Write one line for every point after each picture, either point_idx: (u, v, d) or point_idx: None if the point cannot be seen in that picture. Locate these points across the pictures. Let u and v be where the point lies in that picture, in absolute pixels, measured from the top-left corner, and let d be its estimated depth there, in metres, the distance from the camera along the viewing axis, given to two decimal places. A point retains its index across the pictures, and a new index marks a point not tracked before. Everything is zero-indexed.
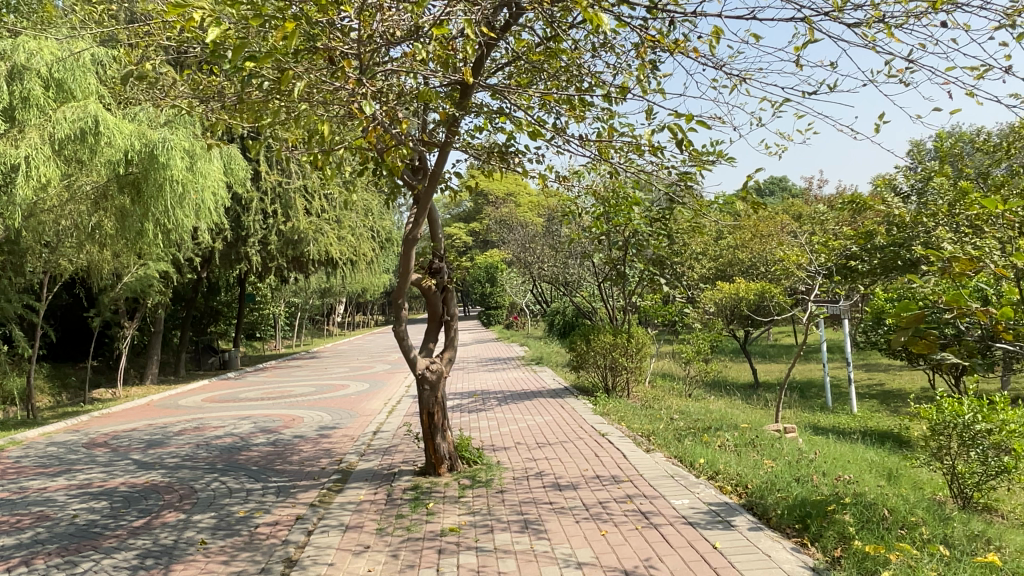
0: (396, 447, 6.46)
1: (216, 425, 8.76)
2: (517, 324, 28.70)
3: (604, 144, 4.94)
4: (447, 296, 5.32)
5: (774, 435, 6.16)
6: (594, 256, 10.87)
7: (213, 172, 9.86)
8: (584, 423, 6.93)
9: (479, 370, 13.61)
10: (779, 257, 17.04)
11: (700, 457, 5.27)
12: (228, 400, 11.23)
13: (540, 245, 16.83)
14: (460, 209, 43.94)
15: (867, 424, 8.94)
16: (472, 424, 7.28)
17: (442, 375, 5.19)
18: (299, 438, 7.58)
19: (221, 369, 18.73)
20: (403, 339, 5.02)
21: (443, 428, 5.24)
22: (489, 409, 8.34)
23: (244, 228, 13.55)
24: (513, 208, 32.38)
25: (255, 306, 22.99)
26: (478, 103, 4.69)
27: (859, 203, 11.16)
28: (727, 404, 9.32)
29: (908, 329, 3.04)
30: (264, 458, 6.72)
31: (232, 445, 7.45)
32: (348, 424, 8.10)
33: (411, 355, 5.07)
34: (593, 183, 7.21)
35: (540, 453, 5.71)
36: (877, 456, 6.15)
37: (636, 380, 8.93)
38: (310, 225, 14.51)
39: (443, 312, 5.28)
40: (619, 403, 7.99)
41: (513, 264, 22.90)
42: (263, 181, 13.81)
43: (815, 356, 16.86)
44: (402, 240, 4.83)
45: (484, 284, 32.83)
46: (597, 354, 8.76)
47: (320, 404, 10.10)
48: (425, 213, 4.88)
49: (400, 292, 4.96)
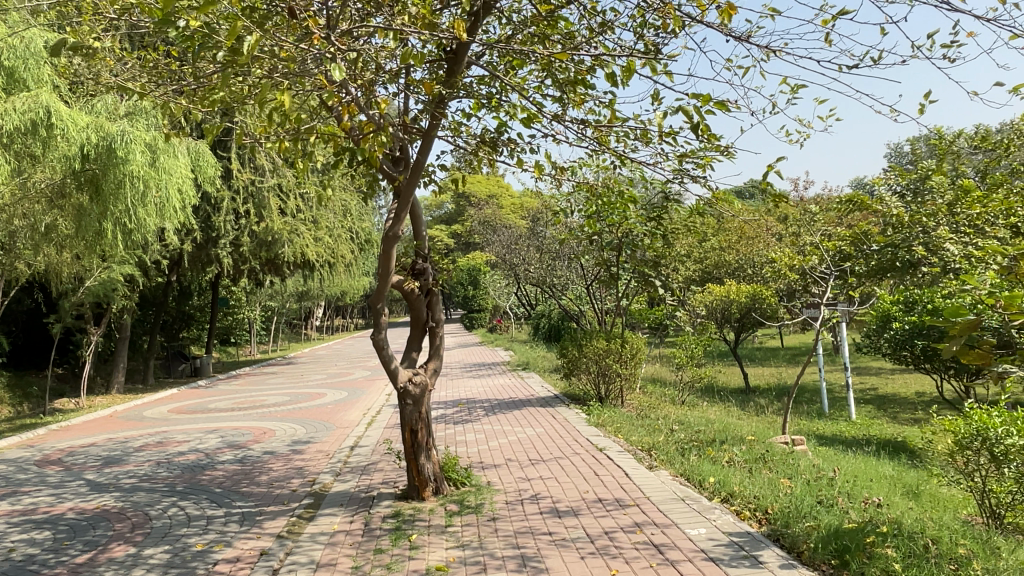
0: (375, 465, 5.92)
1: (180, 439, 8.16)
2: (500, 327, 28.19)
3: (605, 132, 4.46)
4: (432, 300, 4.80)
5: (785, 448, 5.68)
6: (583, 258, 10.40)
7: (178, 168, 9.30)
8: (579, 436, 6.43)
9: (463, 375, 13.11)
10: (769, 259, 16.72)
11: (710, 475, 4.80)
12: (196, 411, 10.60)
13: (525, 246, 16.35)
14: (442, 212, 43.42)
15: (870, 433, 8.55)
16: (457, 438, 6.76)
17: (426, 388, 4.66)
18: (269, 454, 7.01)
19: (193, 376, 18.03)
20: (383, 348, 4.49)
21: (427, 447, 4.71)
22: (476, 420, 7.82)
23: (214, 228, 12.90)
24: (496, 210, 31.95)
25: (229, 310, 22.25)
26: (467, 83, 4.19)
27: (855, 203, 10.82)
28: (725, 413, 8.88)
29: (961, 337, 2.57)
30: (229, 478, 6.14)
31: (195, 463, 6.87)
32: (324, 438, 7.55)
33: (392, 366, 4.54)
34: (586, 179, 6.74)
35: (534, 472, 5.20)
36: (894, 470, 5.72)
37: (630, 388, 8.45)
38: (285, 225, 13.91)
39: (426, 318, 4.76)
40: (614, 413, 7.51)
41: (497, 266, 22.41)
42: (235, 179, 13.17)
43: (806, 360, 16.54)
44: (381, 238, 4.30)
45: (467, 287, 32.31)
46: (589, 360, 8.27)
47: (294, 414, 9.51)
48: (407, 207, 4.36)
49: (379, 296, 4.42)
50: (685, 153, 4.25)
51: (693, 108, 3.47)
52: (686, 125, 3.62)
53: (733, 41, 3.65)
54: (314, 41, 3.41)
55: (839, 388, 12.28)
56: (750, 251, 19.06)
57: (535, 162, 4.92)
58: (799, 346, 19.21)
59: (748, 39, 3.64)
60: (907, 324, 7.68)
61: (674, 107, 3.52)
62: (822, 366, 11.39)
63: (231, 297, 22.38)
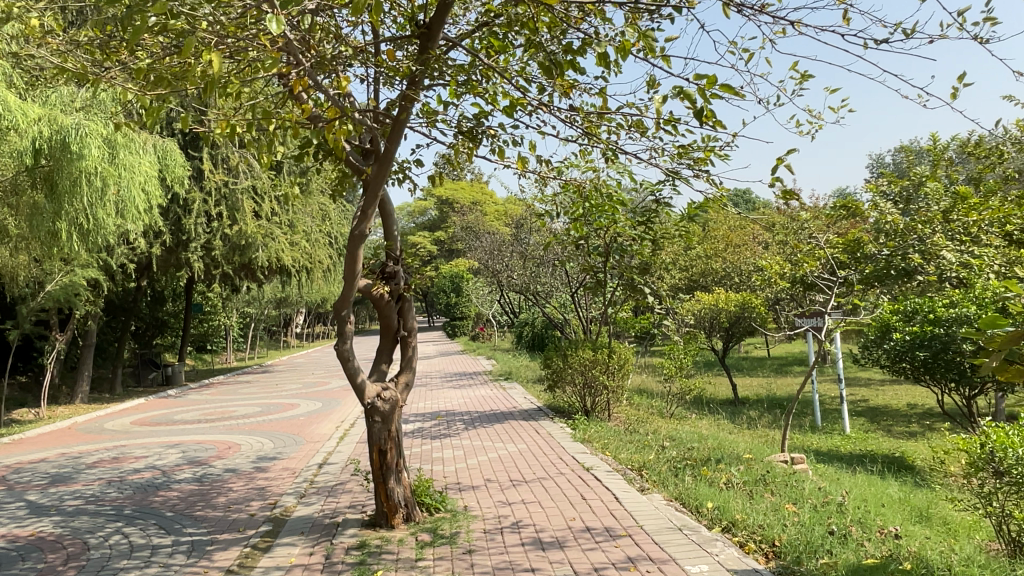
0: (343, 486, 5.44)
1: (137, 455, 7.62)
2: (483, 335, 27.77)
3: (595, 123, 4.07)
4: (404, 306, 4.34)
5: (786, 468, 5.29)
6: (568, 263, 9.98)
7: (140, 164, 8.76)
8: (564, 454, 5.99)
9: (443, 386, 12.62)
10: (759, 267, 16.38)
11: (709, 500, 4.39)
12: (160, 423, 10.03)
13: (508, 252, 15.94)
14: (426, 218, 42.93)
15: (866, 449, 8.20)
16: (434, 455, 6.29)
17: (397, 404, 4.20)
18: (231, 472, 6.50)
19: (164, 385, 17.39)
20: (347, 360, 4.03)
21: (397, 470, 4.25)
22: (455, 435, 7.36)
23: (184, 231, 12.38)
24: (480, 216, 31.58)
25: (203, 316, 21.60)
26: (443, 62, 3.76)
27: (850, 209, 10.49)
28: (716, 427, 8.49)
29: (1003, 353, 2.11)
30: (184, 500, 5.63)
31: (149, 482, 6.35)
32: (292, 454, 7.05)
33: (358, 380, 4.08)
34: (574, 179, 6.32)
35: (515, 495, 4.77)
36: (901, 491, 5.36)
37: (618, 401, 8.03)
38: (260, 229, 13.34)
39: (398, 327, 4.31)
40: (601, 428, 7.08)
41: (480, 273, 21.99)
42: (207, 180, 12.60)
43: (794, 370, 16.25)
44: (347, 237, 3.84)
45: (450, 294, 31.76)
46: (575, 371, 7.85)
47: (262, 427, 8.98)
48: (375, 203, 3.91)
49: (343, 302, 3.95)
50: (684, 145, 3.84)
51: (696, 88, 3.06)
52: (688, 110, 3.21)
53: (741, 17, 3.26)
54: (266, 8, 3.00)
55: (830, 400, 11.94)
56: (737, 259, 18.77)
57: (518, 156, 4.51)
58: (786, 355, 18.97)
59: (757, 15, 3.25)
60: (907, 336, 7.31)
61: (675, 87, 3.10)
62: (814, 378, 11.02)
63: (206, 303, 21.72)
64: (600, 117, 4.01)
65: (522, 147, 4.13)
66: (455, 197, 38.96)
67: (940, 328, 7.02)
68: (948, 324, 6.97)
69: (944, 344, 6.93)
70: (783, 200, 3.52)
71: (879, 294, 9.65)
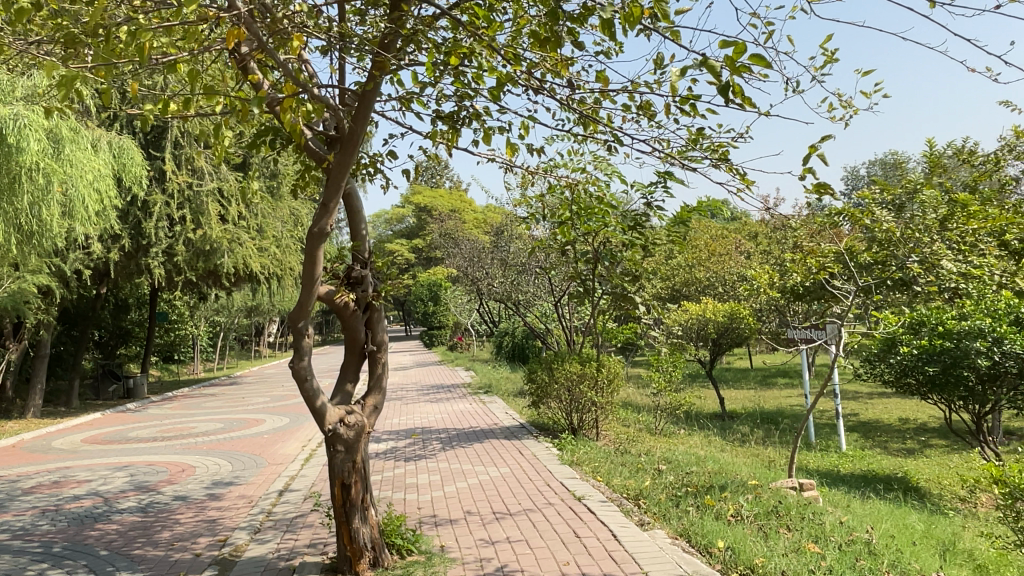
0: (303, 521, 4.84)
1: (80, 479, 6.91)
2: (461, 345, 27.19)
3: (592, 108, 3.51)
4: (372, 316, 3.74)
5: (799, 498, 4.79)
6: (553, 271, 9.44)
7: (88, 160, 8.07)
8: (551, 480, 5.43)
9: (419, 399, 12.00)
10: (746, 276, 16.00)
11: (720, 538, 3.87)
12: (113, 441, 9.29)
13: (487, 259, 15.39)
14: (404, 225, 42.21)
15: (865, 469, 7.76)
16: (407, 481, 5.69)
17: (363, 430, 3.60)
18: (181, 500, 5.84)
19: (125, 398, 16.55)
20: (305, 380, 3.42)
21: (363, 506, 3.66)
22: (431, 456, 6.76)
23: (144, 236, 11.67)
24: (459, 223, 30.99)
25: (169, 325, 20.72)
26: (419, 32, 3.18)
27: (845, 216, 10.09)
28: (709, 446, 8.02)
29: None
30: (122, 536, 4.96)
31: (88, 512, 5.68)
32: (250, 479, 6.42)
33: (317, 402, 3.48)
34: (563, 176, 5.77)
35: (499, 532, 4.21)
36: (923, 522, 4.88)
37: (607, 418, 7.50)
38: (225, 233, 12.58)
39: (364, 341, 3.70)
40: (590, 448, 6.54)
41: (459, 281, 21.43)
42: (169, 182, 11.88)
43: (780, 382, 15.89)
44: (305, 234, 3.24)
45: (427, 303, 31.09)
46: (561, 387, 7.30)
47: (221, 446, 8.30)
48: (338, 195, 3.30)
49: (300, 312, 3.35)
50: (698, 133, 3.29)
51: (723, 59, 2.49)
52: (712, 85, 2.63)
53: None
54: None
55: (821, 413, 11.52)
56: (721, 268, 18.40)
57: (506, 144, 3.94)
58: (770, 366, 18.66)
59: None
60: (914, 350, 6.82)
61: (697, 57, 2.53)
62: (808, 391, 10.57)
63: (172, 311, 20.87)
64: (597, 102, 3.47)
65: (510, 137, 3.57)
66: (434, 204, 38.35)
67: (949, 341, 6.55)
68: (958, 337, 6.50)
69: (954, 358, 6.47)
70: (814, 195, 3.01)
71: (877, 304, 9.20)
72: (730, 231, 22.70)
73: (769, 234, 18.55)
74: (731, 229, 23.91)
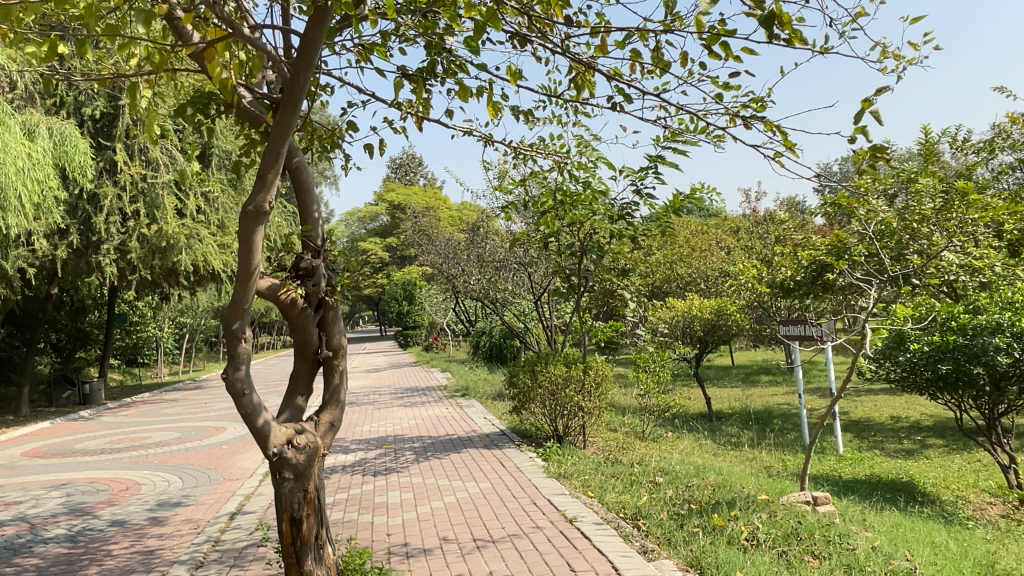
0: (253, 553, 4.19)
1: (8, 501, 6.16)
2: (438, 345, 26.53)
3: (591, 62, 2.95)
4: (326, 316, 3.10)
5: (818, 516, 4.27)
6: (534, 266, 8.86)
7: (18, 144, 7.25)
8: (538, 497, 4.85)
9: (393, 403, 11.35)
10: (730, 271, 15.56)
11: (740, 570, 3.30)
12: (55, 455, 8.51)
13: (464, 255, 14.77)
14: (378, 224, 41.28)
15: (865, 475, 7.31)
16: (376, 500, 5.07)
17: (315, 453, 2.98)
18: (117, 527, 5.15)
19: (80, 405, 15.64)
20: (242, 396, 2.77)
21: (317, 543, 3.04)
22: (403, 469, 6.14)
23: (95, 232, 10.89)
24: (435, 221, 30.33)
25: (130, 327, 19.79)
26: None
27: (840, 206, 9.61)
28: (703, 451, 7.52)
29: None
30: (41, 573, 4.26)
31: (8, 541, 4.96)
32: (200, 499, 5.75)
33: (257, 422, 2.83)
34: (549, 154, 5.17)
35: (481, 566, 3.61)
36: (952, 539, 4.41)
37: (595, 424, 6.92)
38: (183, 228, 11.78)
39: (318, 345, 3.07)
40: (579, 458, 5.97)
41: (435, 280, 20.75)
42: (121, 173, 11.07)
43: (765, 380, 15.50)
44: (240, 214, 2.58)
45: (401, 302, 30.24)
46: (545, 392, 6.72)
47: (173, 460, 7.59)
48: (279, 165, 2.64)
49: (235, 311, 2.69)
50: (722, 89, 2.77)
51: None
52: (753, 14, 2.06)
53: None
54: None
55: (812, 412, 11.10)
56: (703, 264, 18.02)
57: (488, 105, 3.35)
58: (754, 364, 18.28)
59: None
60: (927, 348, 6.35)
61: None
62: (800, 391, 10.12)
63: (133, 312, 19.91)
64: (596, 57, 2.96)
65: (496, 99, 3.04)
66: (408, 202, 37.57)
67: (963, 337, 6.13)
68: (973, 332, 6.10)
69: (969, 355, 6.04)
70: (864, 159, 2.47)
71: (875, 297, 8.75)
72: (710, 227, 22.39)
73: (750, 229, 18.14)
74: (711, 224, 23.52)
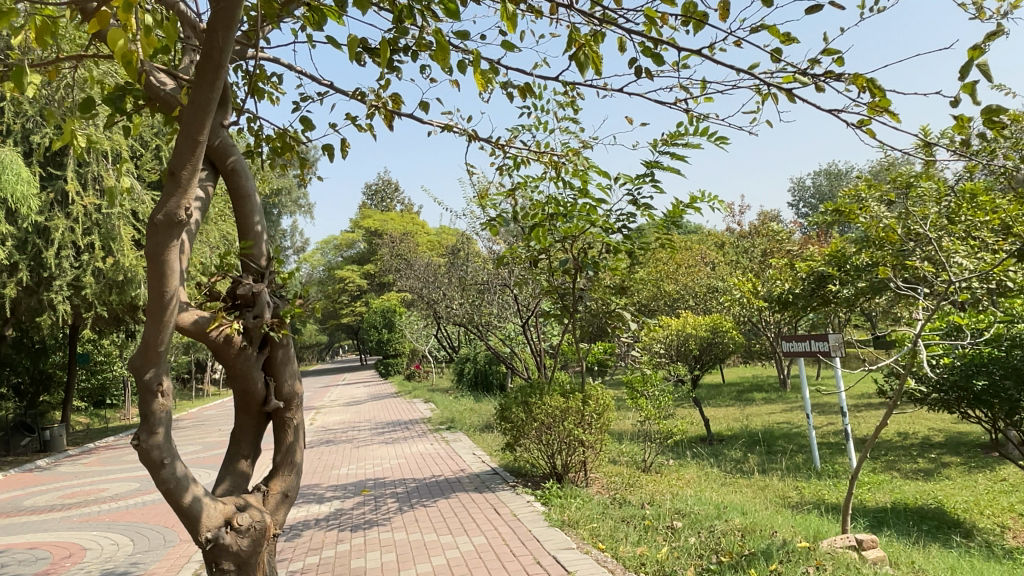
0: None
1: None
2: (420, 373, 25.75)
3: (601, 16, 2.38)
4: (275, 355, 2.43)
5: (871, 568, 3.65)
6: (522, 286, 8.21)
7: None
8: (543, 555, 4.17)
9: (373, 439, 10.60)
10: (721, 287, 15.09)
11: None
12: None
13: (444, 279, 14.10)
14: (354, 251, 40.38)
15: (890, 502, 6.71)
16: (353, 565, 4.35)
17: (262, 534, 2.31)
18: None
19: (39, 452, 14.64)
20: (159, 469, 2.08)
21: None
22: (386, 521, 5.41)
23: (46, 267, 10.09)
24: (413, 245, 29.67)
25: (95, 368, 18.79)
26: None
27: (841, 214, 9.09)
28: (712, 483, 6.89)
29: None
30: None
31: None
32: (153, 569, 4.99)
33: (184, 502, 2.15)
34: (538, 155, 4.55)
35: None
36: None
37: (596, 460, 6.27)
38: (142, 260, 11.00)
39: (265, 394, 2.40)
40: (584, 501, 5.30)
41: (414, 306, 20.00)
42: (74, 205, 10.25)
43: (760, 397, 14.94)
44: (149, 229, 1.92)
45: (381, 330, 29.46)
46: (539, 426, 6.04)
47: (128, 518, 6.78)
48: (200, 162, 1.97)
49: (149, 360, 2.01)
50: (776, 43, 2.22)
51: None
52: None
53: None
54: None
55: (817, 431, 10.53)
56: (690, 280, 17.57)
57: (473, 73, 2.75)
58: (746, 381, 17.79)
59: None
60: (960, 363, 5.94)
61: None
62: (806, 409, 9.55)
63: (97, 352, 18.90)
64: (603, 15, 2.43)
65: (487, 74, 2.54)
66: (385, 228, 36.89)
67: (1001, 348, 5.73)
68: (1016, 343, 5.63)
69: (1009, 369, 5.64)
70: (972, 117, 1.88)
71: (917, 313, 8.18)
72: (694, 242, 22.00)
73: (736, 241, 17.73)
74: (694, 240, 23.09)
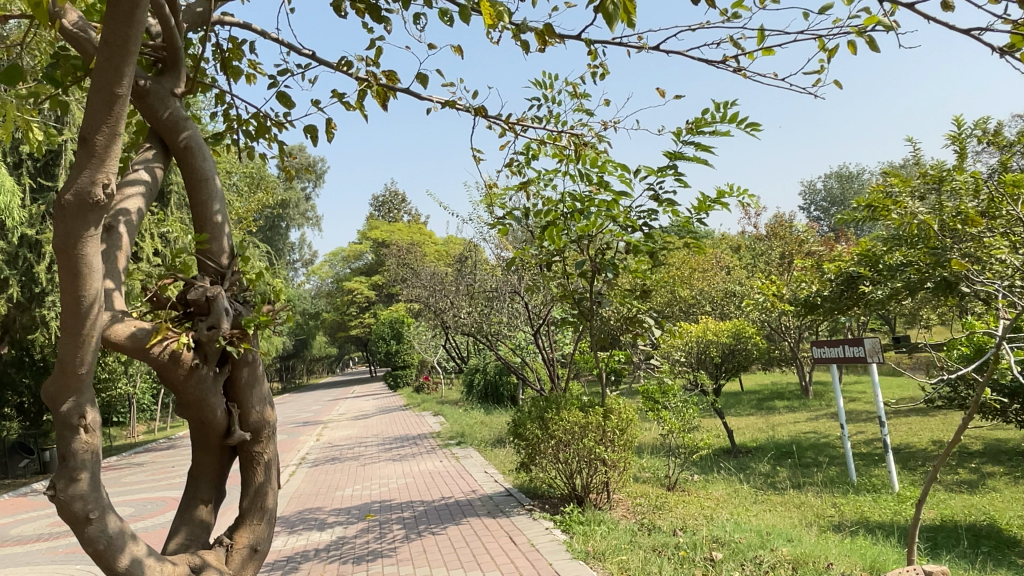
0: None
1: None
2: (429, 385, 25.21)
3: None
4: (237, 374, 1.97)
5: None
6: (535, 292, 7.71)
7: None
8: None
9: (380, 456, 10.13)
10: (740, 291, 14.52)
11: None
12: None
13: (451, 288, 13.60)
14: (362, 262, 39.94)
15: (941, 520, 6.14)
16: None
17: None
18: None
19: (39, 473, 14.19)
20: (84, 527, 1.59)
21: None
22: (392, 552, 4.92)
23: (38, 282, 9.68)
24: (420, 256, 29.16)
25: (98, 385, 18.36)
26: None
27: (872, 211, 8.51)
28: (744, 501, 6.36)
29: None
30: None
31: None
32: None
33: (120, 566, 1.67)
34: (550, 144, 4.07)
35: None
36: None
37: (619, 479, 5.76)
38: None
39: (227, 424, 1.93)
40: (610, 528, 4.79)
41: (422, 316, 19.50)
42: None
43: (783, 405, 14.32)
44: (56, 213, 1.47)
45: (388, 342, 28.98)
46: (556, 444, 5.55)
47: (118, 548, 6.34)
48: (122, 125, 1.51)
49: (65, 387, 1.54)
50: None
51: None
52: None
53: None
54: None
55: (849, 441, 9.94)
56: (707, 285, 16.97)
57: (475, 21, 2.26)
58: (766, 388, 17.17)
59: None
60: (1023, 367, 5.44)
61: None
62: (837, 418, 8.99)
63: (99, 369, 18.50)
64: None
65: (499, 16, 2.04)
66: (392, 238, 36.44)
67: None
68: None
69: None
70: None
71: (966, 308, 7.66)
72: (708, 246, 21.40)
73: (754, 244, 17.13)
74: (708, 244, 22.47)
